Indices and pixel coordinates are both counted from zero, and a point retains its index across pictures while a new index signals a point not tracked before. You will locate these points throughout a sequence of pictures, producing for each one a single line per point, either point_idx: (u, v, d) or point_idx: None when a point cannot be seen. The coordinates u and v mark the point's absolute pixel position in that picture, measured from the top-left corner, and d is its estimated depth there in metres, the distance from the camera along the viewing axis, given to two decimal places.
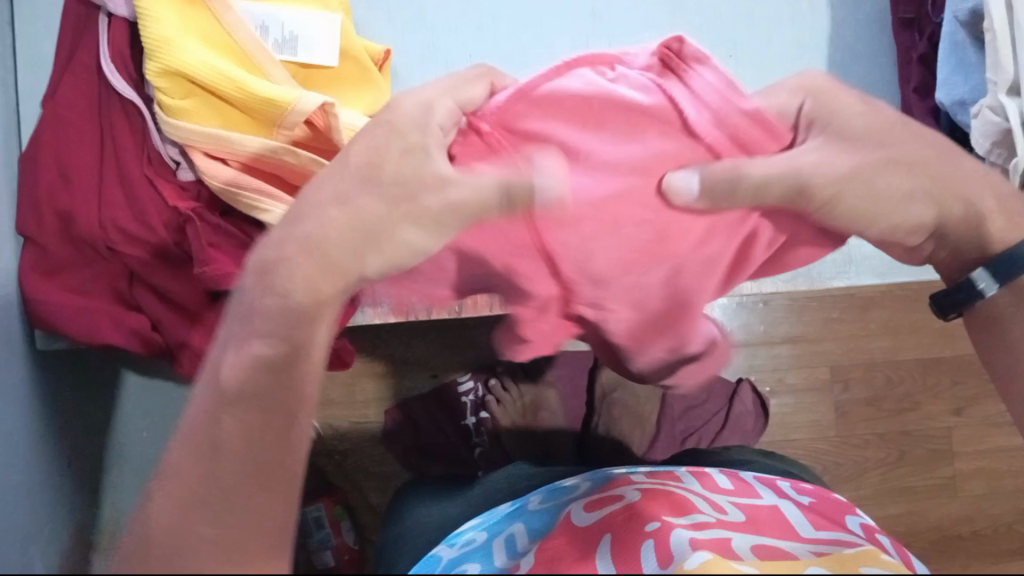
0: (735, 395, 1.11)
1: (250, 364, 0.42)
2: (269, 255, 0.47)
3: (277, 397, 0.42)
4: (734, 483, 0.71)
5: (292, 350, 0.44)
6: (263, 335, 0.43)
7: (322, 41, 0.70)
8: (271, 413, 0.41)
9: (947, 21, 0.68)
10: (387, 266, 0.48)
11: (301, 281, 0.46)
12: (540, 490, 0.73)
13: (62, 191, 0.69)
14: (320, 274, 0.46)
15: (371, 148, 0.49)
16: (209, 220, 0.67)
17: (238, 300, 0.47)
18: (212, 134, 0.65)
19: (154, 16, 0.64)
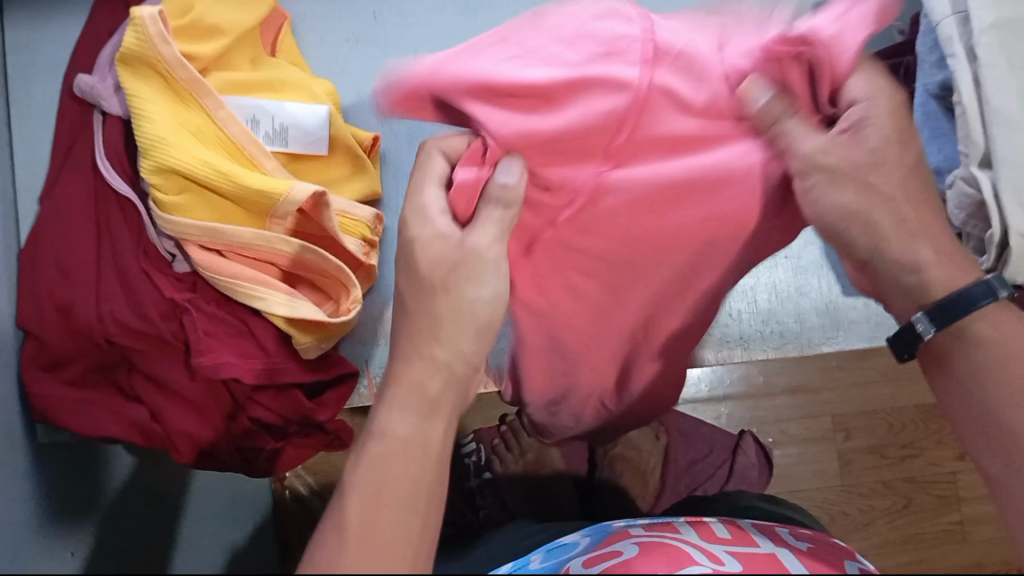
0: (739, 447, 1.08)
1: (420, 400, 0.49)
2: (374, 441, 0.47)
3: (409, 470, 0.45)
4: (732, 532, 0.69)
5: (411, 444, 0.47)
6: (409, 414, 0.48)
7: (311, 129, 0.72)
8: (419, 469, 0.46)
9: (918, 93, 0.66)
10: (478, 332, 0.52)
11: (403, 411, 0.48)
12: (539, 549, 0.72)
13: (61, 285, 0.70)
14: (413, 429, 0.47)
15: (456, 305, 0.52)
16: (206, 309, 0.69)
17: (369, 452, 0.46)
18: (209, 228, 0.68)
19: (150, 118, 0.66)
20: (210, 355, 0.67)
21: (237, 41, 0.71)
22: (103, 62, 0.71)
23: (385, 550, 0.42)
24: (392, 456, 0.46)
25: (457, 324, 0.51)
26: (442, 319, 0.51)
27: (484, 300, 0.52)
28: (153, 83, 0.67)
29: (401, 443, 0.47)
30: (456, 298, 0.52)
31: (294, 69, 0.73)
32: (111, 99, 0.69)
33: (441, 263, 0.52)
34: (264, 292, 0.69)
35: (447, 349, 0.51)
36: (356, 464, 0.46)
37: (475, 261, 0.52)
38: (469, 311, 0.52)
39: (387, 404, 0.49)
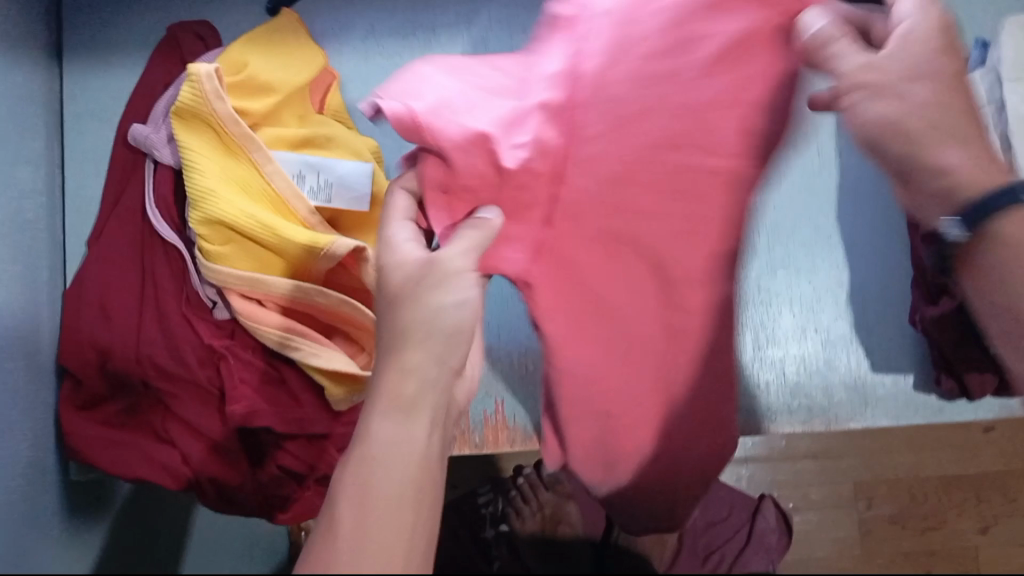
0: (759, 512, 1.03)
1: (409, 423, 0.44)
2: (337, 520, 0.41)
3: (394, 539, 0.40)
4: None
5: (391, 508, 0.41)
6: (384, 498, 0.41)
7: (354, 184, 0.74)
8: (402, 544, 0.40)
9: None
10: (444, 389, 0.46)
11: (377, 478, 0.42)
12: None
13: (102, 326, 0.71)
14: (389, 497, 0.41)
15: (427, 375, 0.45)
16: (242, 357, 0.70)
17: (333, 545, 0.40)
18: (250, 278, 0.69)
19: (201, 169, 0.68)
20: (242, 403, 0.68)
21: (287, 98, 0.73)
22: (158, 112, 0.73)
23: None
24: (369, 532, 0.40)
25: (421, 376, 0.45)
26: (416, 393, 0.45)
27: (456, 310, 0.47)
28: (205, 136, 0.69)
29: (382, 501, 0.41)
30: (417, 353, 0.45)
31: (339, 125, 0.75)
32: (164, 150, 0.72)
33: (434, 346, 0.46)
34: (299, 343, 0.70)
35: (412, 385, 0.45)
36: (323, 551, 0.40)
37: (461, 340, 0.47)
38: (435, 376, 0.45)
39: (351, 475, 0.42)
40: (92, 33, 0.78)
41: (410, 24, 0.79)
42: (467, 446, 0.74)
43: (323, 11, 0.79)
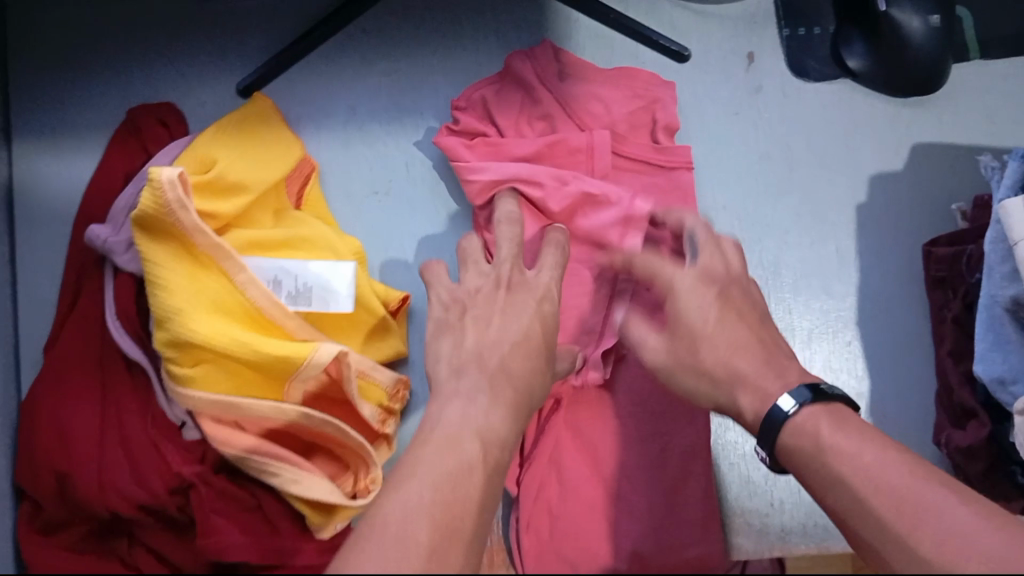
0: None
1: (524, 313, 0.55)
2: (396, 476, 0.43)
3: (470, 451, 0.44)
4: None
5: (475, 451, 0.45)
6: (462, 437, 0.45)
7: (338, 288, 0.66)
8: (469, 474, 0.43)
9: (983, 300, 0.62)
10: (506, 326, 0.54)
11: (450, 434, 0.45)
12: None
13: (61, 451, 0.64)
14: (459, 460, 0.43)
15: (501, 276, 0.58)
16: (215, 485, 0.65)
17: (401, 478, 0.42)
18: (223, 401, 0.63)
19: (167, 286, 0.62)
20: (218, 537, 0.62)
21: (262, 195, 0.67)
22: (117, 214, 0.67)
23: (447, 507, 0.41)
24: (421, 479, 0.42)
25: (488, 322, 0.54)
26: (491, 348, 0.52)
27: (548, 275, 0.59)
28: (171, 246, 0.63)
29: (456, 462, 0.43)
30: (488, 322, 0.54)
31: (319, 223, 0.69)
32: (124, 254, 0.66)
33: (530, 345, 0.53)
34: (278, 467, 0.64)
35: (480, 331, 0.53)
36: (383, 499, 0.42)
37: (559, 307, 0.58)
38: (514, 313, 0.54)
39: (411, 452, 0.45)
40: (49, 122, 0.73)
41: (396, 110, 0.73)
42: None
43: (301, 95, 0.73)
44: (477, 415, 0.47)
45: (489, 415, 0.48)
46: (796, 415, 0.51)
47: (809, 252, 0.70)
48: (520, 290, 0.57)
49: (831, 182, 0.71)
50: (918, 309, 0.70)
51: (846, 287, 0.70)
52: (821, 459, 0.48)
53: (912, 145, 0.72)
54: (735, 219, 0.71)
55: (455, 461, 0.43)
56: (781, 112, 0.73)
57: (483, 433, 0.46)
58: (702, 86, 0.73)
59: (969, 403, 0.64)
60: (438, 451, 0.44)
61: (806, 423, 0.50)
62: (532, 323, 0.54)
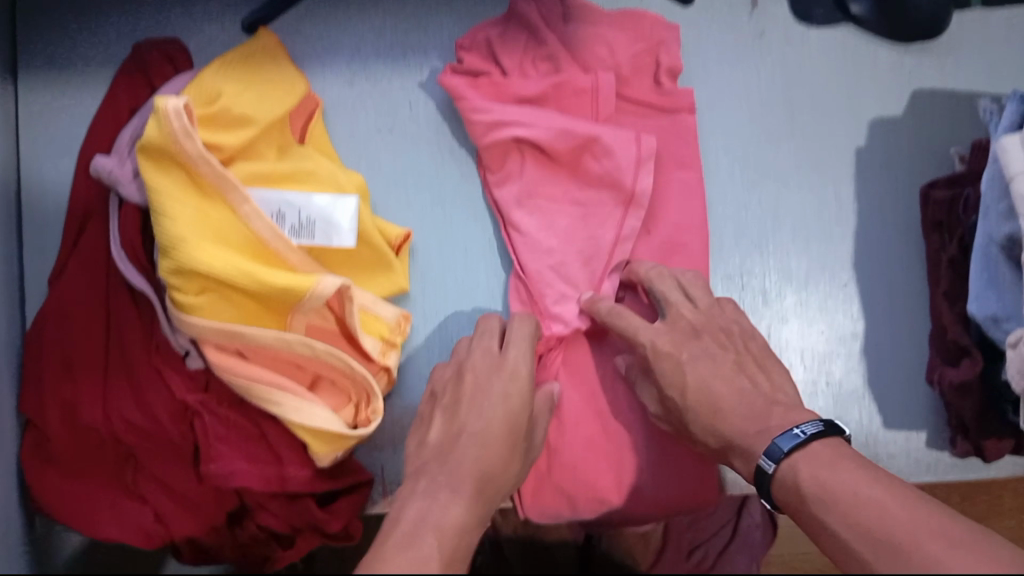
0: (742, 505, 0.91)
1: (488, 444, 0.55)
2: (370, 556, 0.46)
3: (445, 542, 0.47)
4: None
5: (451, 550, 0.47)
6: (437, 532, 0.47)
7: (342, 221, 0.66)
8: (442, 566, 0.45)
9: (978, 239, 0.63)
10: (489, 417, 0.57)
11: (436, 530, 0.47)
12: None
13: (66, 379, 0.66)
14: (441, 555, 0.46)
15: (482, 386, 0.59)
16: (219, 412, 0.66)
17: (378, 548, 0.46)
18: (227, 330, 0.64)
19: (172, 214, 0.62)
20: (221, 462, 0.64)
21: (267, 129, 0.67)
22: (123, 145, 0.68)
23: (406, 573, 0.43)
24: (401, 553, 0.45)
25: (480, 428, 0.56)
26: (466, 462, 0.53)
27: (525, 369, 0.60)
28: (176, 177, 0.64)
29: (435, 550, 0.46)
30: (473, 402, 0.58)
31: (324, 159, 0.70)
32: (130, 185, 0.66)
33: (518, 415, 0.57)
34: (280, 397, 0.65)
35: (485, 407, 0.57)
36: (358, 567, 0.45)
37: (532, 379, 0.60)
38: (502, 398, 0.58)
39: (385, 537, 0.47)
40: (54, 57, 0.73)
41: (402, 49, 0.74)
42: None
43: (305, 34, 0.74)
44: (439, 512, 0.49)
45: (464, 514, 0.50)
46: (784, 460, 0.52)
47: (807, 196, 0.71)
48: (498, 372, 0.59)
49: (831, 128, 0.72)
50: (915, 254, 0.71)
51: (844, 231, 0.71)
52: (811, 506, 0.49)
53: (915, 91, 0.72)
54: (735, 164, 0.71)
55: (417, 554, 0.45)
56: (784, 57, 0.73)
57: (466, 527, 0.49)
58: (704, 30, 0.74)
59: (962, 342, 0.65)
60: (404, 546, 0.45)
61: (796, 465, 0.51)
62: (515, 402, 0.58)
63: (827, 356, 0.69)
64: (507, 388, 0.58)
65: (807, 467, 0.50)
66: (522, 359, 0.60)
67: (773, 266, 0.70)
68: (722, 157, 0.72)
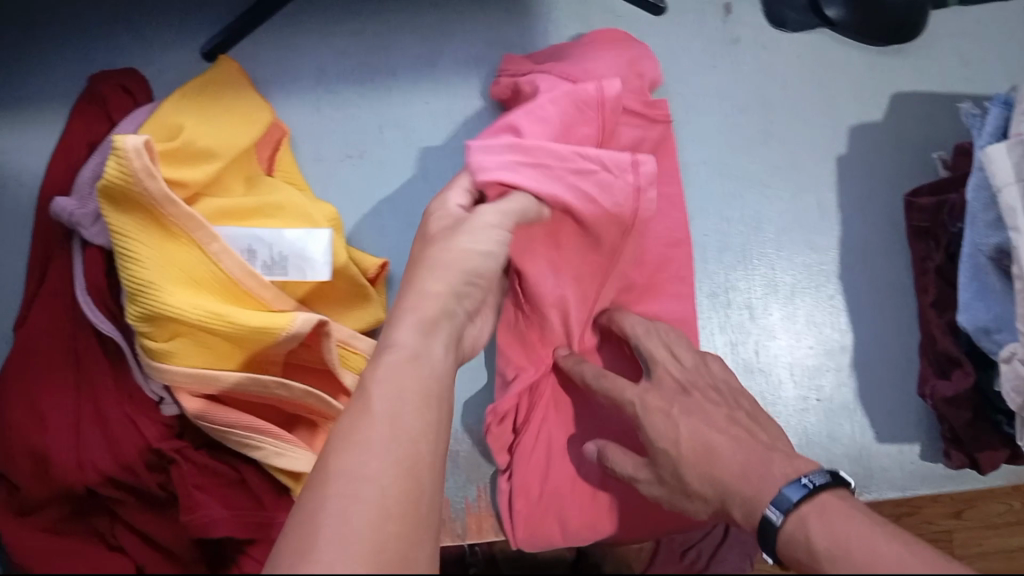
0: None
1: (408, 370, 0.45)
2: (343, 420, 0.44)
3: (420, 380, 0.45)
4: None
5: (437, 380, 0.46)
6: (428, 319, 0.48)
7: (314, 254, 0.64)
8: (421, 381, 0.45)
9: (966, 248, 0.62)
10: (472, 253, 0.51)
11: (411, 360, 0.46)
12: None
13: (35, 430, 0.62)
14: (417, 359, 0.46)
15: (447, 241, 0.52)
16: (195, 460, 0.64)
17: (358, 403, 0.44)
18: (201, 376, 0.62)
19: (138, 259, 0.60)
20: (202, 512, 0.61)
21: (232, 162, 0.65)
22: (83, 186, 0.65)
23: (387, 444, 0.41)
24: (378, 396, 0.44)
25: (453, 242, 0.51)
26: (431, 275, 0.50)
27: (480, 251, 0.51)
28: (138, 218, 0.61)
29: (410, 352, 0.46)
30: (447, 248, 0.51)
31: (293, 190, 0.67)
32: (92, 227, 0.64)
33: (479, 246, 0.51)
34: (259, 441, 0.63)
35: (450, 261, 0.50)
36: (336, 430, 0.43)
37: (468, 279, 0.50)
38: (474, 236, 0.52)
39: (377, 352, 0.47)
40: (5, 96, 0.70)
41: (366, 71, 0.72)
42: (448, 537, 0.66)
43: (266, 60, 0.71)
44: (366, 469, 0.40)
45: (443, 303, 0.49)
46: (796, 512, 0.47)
47: (790, 206, 0.70)
48: (464, 230, 0.52)
49: (811, 136, 0.71)
50: (902, 261, 0.69)
51: (828, 241, 0.69)
52: (825, 553, 0.44)
53: (893, 94, 0.71)
54: (715, 176, 0.70)
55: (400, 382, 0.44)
56: (758, 66, 0.71)
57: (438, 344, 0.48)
58: (674, 42, 0.72)
59: (953, 352, 0.64)
60: (334, 535, 0.37)
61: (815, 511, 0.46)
62: (473, 250, 0.51)
63: (816, 368, 0.67)
64: (466, 266, 0.51)
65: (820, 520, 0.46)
66: (494, 233, 0.52)
67: (757, 280, 0.68)
68: (701, 170, 0.70)
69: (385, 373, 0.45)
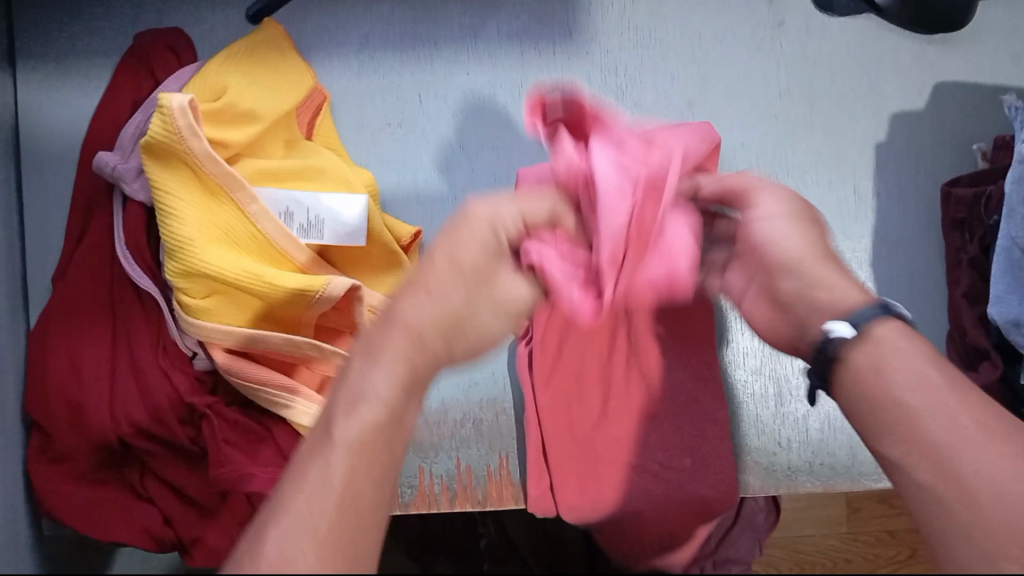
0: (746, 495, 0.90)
1: (400, 362, 0.42)
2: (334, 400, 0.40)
3: (407, 406, 0.41)
4: None
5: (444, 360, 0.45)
6: (431, 327, 0.44)
7: (350, 220, 0.65)
8: (411, 394, 0.41)
9: (1001, 241, 0.62)
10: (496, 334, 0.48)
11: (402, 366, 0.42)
12: None
13: (71, 379, 0.64)
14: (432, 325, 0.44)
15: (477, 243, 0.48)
16: (226, 416, 0.65)
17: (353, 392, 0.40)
18: (236, 333, 0.63)
19: (179, 216, 0.61)
20: (232, 466, 0.62)
21: (273, 125, 0.66)
22: (126, 141, 0.66)
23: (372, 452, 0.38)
24: (364, 392, 0.40)
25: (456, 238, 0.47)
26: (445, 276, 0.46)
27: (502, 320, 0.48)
28: (179, 175, 0.62)
29: (398, 377, 0.41)
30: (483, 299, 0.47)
31: (331, 155, 0.68)
32: (134, 183, 0.65)
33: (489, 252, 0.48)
34: (289, 400, 0.64)
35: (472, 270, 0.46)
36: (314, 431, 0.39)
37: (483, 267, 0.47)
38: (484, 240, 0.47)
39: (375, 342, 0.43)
40: (53, 49, 0.71)
41: (408, 39, 0.72)
42: (469, 502, 0.67)
43: (310, 24, 0.72)
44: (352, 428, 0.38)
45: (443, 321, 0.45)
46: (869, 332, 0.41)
47: (825, 191, 0.70)
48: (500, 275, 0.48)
49: (850, 122, 0.70)
50: (934, 252, 0.69)
51: (862, 229, 0.69)
52: (876, 387, 0.40)
53: (937, 83, 0.71)
54: (751, 158, 0.70)
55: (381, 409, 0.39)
56: (801, 49, 0.71)
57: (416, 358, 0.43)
58: (719, 21, 0.72)
59: (982, 345, 0.64)
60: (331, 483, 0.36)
61: (888, 336, 0.41)
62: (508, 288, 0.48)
63: None
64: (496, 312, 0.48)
65: (892, 350, 0.40)
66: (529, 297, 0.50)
67: None
68: (738, 151, 0.70)
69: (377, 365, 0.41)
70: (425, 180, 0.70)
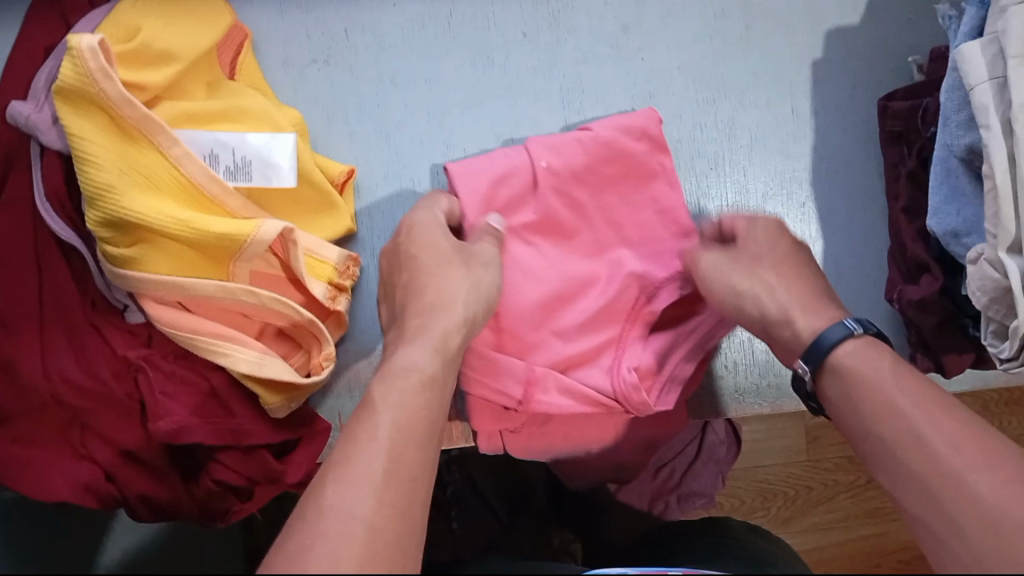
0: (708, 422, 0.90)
1: (415, 394, 0.48)
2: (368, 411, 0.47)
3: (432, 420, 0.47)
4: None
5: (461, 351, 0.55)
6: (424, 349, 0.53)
7: (279, 161, 0.63)
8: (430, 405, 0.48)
9: (938, 149, 0.61)
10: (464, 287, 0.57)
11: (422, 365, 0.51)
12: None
13: (1, 339, 0.63)
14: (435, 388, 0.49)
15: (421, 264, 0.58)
16: (163, 368, 0.63)
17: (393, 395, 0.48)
18: (166, 282, 0.61)
19: (96, 161, 0.58)
20: (170, 419, 0.61)
21: (192, 65, 0.63)
22: (39, 90, 0.63)
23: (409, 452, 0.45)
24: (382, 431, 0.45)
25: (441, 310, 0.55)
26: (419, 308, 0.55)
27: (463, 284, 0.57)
28: (95, 119, 0.59)
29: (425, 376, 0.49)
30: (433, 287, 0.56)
31: (256, 94, 0.66)
32: (49, 131, 0.62)
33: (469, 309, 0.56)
34: (227, 347, 0.62)
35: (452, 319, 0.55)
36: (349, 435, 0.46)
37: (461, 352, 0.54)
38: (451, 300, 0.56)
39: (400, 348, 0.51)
40: None
41: None
42: None
43: None
44: (372, 469, 0.43)
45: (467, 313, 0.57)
46: (843, 343, 0.55)
47: (765, 111, 0.69)
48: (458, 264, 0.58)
49: (787, 40, 0.69)
50: (875, 168, 0.69)
51: (802, 148, 0.69)
52: (866, 395, 0.52)
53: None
54: (690, 81, 0.69)
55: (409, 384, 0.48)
56: None
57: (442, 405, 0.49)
58: None
59: (922, 257, 0.64)
60: (336, 522, 0.41)
61: (850, 357, 0.54)
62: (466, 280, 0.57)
63: None
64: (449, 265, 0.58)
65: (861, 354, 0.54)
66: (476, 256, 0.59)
67: (730, 187, 0.68)
68: (676, 73, 0.69)
69: (397, 390, 0.48)
70: (358, 115, 0.68)
